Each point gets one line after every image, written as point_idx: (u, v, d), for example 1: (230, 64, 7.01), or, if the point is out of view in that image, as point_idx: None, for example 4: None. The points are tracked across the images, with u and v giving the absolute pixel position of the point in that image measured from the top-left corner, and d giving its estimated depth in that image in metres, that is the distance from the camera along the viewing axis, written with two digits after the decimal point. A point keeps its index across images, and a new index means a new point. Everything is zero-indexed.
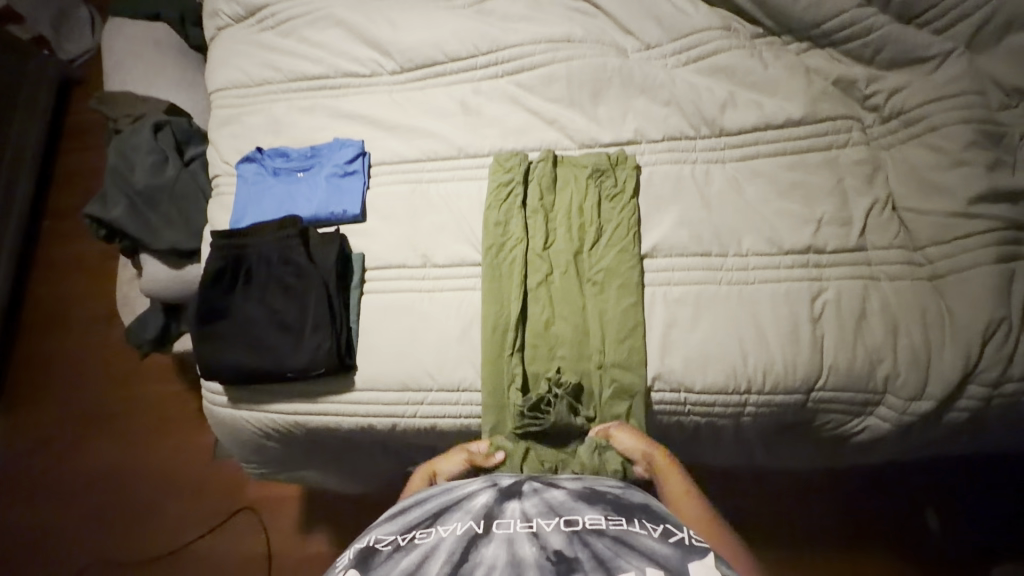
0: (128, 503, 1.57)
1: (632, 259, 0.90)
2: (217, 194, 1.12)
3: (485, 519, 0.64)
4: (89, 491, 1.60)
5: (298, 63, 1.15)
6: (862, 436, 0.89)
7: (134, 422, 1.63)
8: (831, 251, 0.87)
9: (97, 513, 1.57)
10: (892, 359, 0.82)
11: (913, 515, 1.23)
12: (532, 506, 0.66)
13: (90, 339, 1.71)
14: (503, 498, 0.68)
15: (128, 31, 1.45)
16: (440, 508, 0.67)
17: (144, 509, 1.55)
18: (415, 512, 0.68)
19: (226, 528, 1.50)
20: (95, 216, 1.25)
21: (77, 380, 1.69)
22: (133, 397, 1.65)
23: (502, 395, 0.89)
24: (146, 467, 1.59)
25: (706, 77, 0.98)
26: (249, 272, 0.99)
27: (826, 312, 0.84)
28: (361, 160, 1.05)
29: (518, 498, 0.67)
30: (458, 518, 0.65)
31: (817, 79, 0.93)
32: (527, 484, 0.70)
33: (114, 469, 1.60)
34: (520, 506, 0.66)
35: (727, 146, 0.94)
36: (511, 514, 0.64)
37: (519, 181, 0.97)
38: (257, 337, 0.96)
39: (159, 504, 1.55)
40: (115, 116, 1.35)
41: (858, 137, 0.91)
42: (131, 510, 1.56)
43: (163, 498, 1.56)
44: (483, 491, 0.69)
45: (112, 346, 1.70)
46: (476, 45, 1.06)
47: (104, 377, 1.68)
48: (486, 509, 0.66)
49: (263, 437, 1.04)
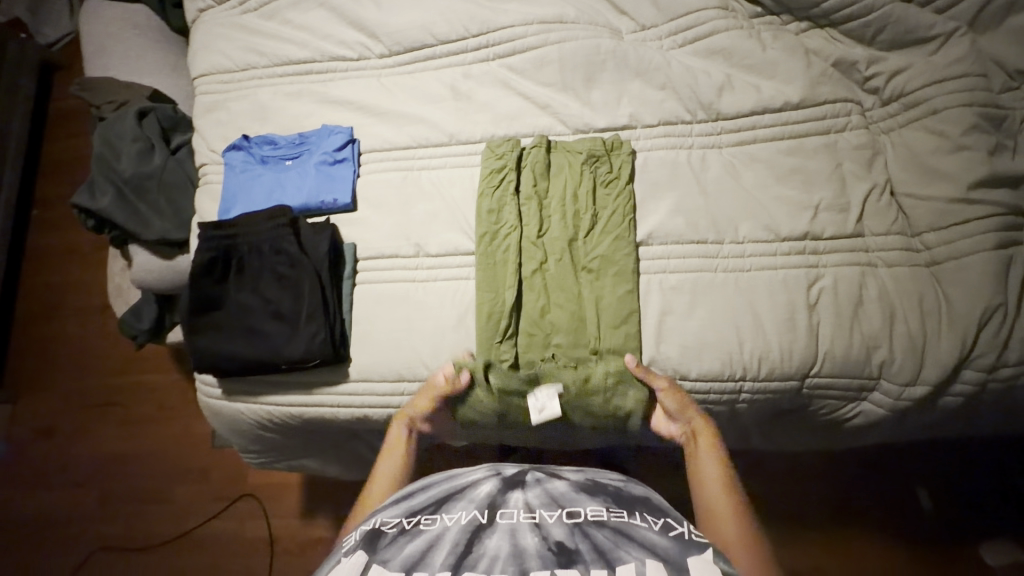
0: (130, 492, 1.57)
1: (628, 247, 0.89)
2: (204, 183, 1.10)
3: (490, 510, 0.64)
4: (90, 483, 1.60)
5: (283, 48, 1.11)
6: (856, 421, 0.89)
7: (130, 414, 1.63)
8: (828, 238, 0.86)
9: (99, 501, 1.58)
10: (887, 345, 0.82)
11: (907, 499, 1.25)
12: (535, 498, 0.65)
13: (84, 331, 1.70)
14: (507, 488, 0.67)
15: (107, 14, 1.41)
16: (445, 495, 0.67)
17: (144, 500, 1.56)
18: (418, 497, 0.68)
19: (227, 515, 1.51)
20: (81, 205, 1.21)
21: (75, 370, 1.68)
22: (131, 387, 1.64)
23: (491, 381, 0.88)
24: (147, 456, 1.59)
25: (702, 59, 0.96)
26: (242, 261, 0.96)
27: (822, 298, 0.84)
28: (351, 148, 1.03)
29: (522, 489, 0.66)
30: (463, 508, 0.64)
31: (816, 61, 0.91)
32: (530, 475, 0.68)
33: (114, 460, 1.60)
34: (525, 497, 0.65)
35: (724, 130, 0.92)
36: (515, 505, 0.64)
37: (511, 168, 0.95)
38: (254, 326, 0.93)
39: (159, 495, 1.56)
40: (97, 103, 1.30)
41: (857, 121, 0.89)
42: (131, 502, 1.56)
43: (163, 491, 1.56)
44: (487, 479, 0.68)
45: (109, 336, 1.69)
46: (466, 27, 1.02)
47: (99, 370, 1.67)
48: (490, 500, 0.65)
49: (260, 428, 1.03)
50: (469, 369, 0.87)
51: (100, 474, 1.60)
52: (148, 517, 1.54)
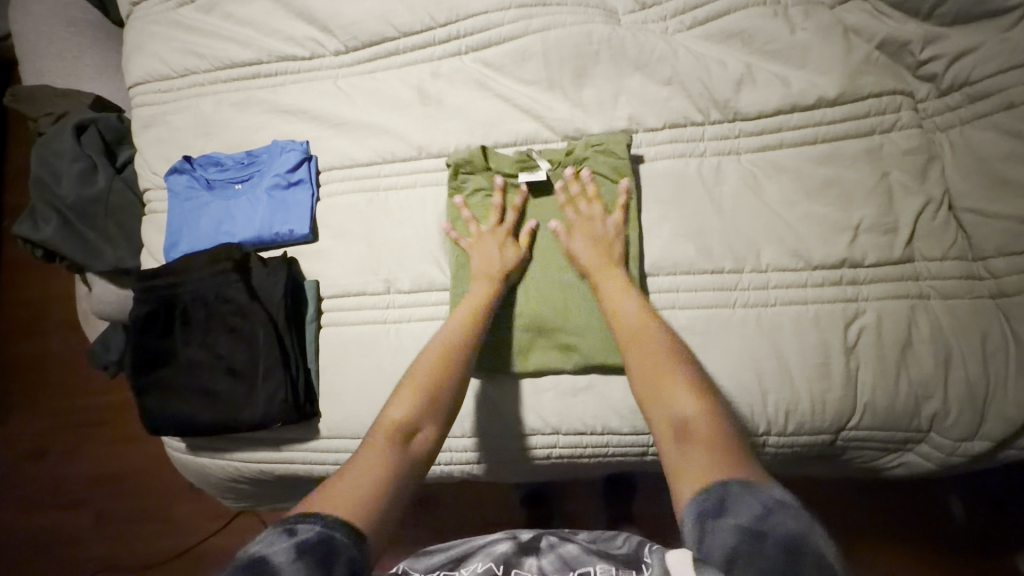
0: (90, 520, 1.35)
1: (634, 213, 0.76)
2: (149, 211, 0.98)
3: (505, 566, 0.50)
4: (32, 522, 1.37)
5: (225, 48, 0.96)
6: (897, 471, 0.76)
7: (79, 439, 1.38)
8: (870, 265, 0.72)
9: (57, 535, 1.35)
10: (941, 395, 0.69)
11: (936, 507, 1.04)
12: (549, 562, 0.50)
13: (17, 354, 1.44)
14: (521, 551, 0.52)
15: (35, 10, 1.23)
16: (462, 555, 0.53)
17: (101, 539, 1.33)
18: (430, 558, 0.53)
19: (193, 559, 1.28)
20: (23, 236, 1.05)
21: (12, 393, 1.43)
22: (75, 410, 1.40)
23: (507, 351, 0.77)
24: (105, 483, 1.36)
25: (716, 45, 0.79)
26: (187, 311, 0.86)
27: (863, 339, 0.70)
28: (307, 167, 0.89)
29: (537, 554, 0.52)
30: (475, 563, 0.50)
31: (857, 45, 0.75)
32: (545, 538, 0.53)
33: (68, 489, 1.37)
34: (540, 563, 0.50)
35: (743, 133, 0.77)
36: (529, 568, 0.50)
37: (482, 174, 0.81)
38: (207, 385, 0.84)
39: (119, 530, 1.33)
40: (35, 116, 1.14)
41: (907, 119, 0.75)
42: (88, 538, 1.34)
43: (123, 522, 1.33)
44: (502, 537, 0.54)
45: (47, 357, 1.43)
46: (431, 15, 0.86)
47: (37, 400, 1.42)
48: (504, 557, 0.51)
49: (230, 481, 0.92)
50: (457, 165, 0.82)
51: (46, 507, 1.37)
52: (106, 552, 1.32)
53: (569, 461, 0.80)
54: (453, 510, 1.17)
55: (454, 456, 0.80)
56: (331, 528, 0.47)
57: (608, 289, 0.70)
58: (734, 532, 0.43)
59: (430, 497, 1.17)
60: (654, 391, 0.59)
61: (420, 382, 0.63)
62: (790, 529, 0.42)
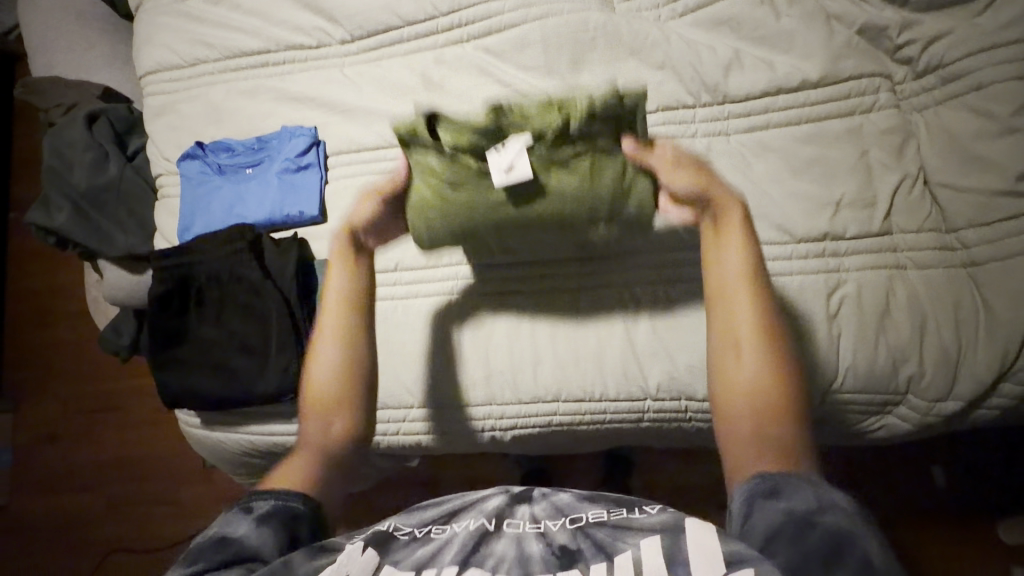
0: (106, 501, 1.38)
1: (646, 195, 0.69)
2: (162, 196, 1.01)
3: (497, 521, 0.49)
4: (50, 505, 1.41)
5: (235, 38, 0.99)
6: (877, 435, 0.80)
7: (91, 426, 1.42)
8: (851, 237, 0.76)
9: (75, 514, 1.39)
10: (917, 359, 0.74)
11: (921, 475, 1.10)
12: (541, 509, 0.50)
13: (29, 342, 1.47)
14: (515, 502, 0.51)
15: (45, 3, 1.26)
16: (454, 508, 0.52)
17: (117, 518, 1.37)
18: (423, 511, 0.52)
19: None
20: (36, 223, 1.07)
21: (26, 378, 1.46)
22: (87, 395, 1.43)
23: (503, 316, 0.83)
24: (119, 465, 1.39)
25: (706, 32, 0.83)
26: (201, 291, 0.90)
27: (844, 306, 0.75)
28: (316, 151, 0.92)
29: (531, 503, 0.51)
30: (466, 520, 0.50)
31: (839, 29, 0.80)
32: (537, 487, 0.52)
33: (83, 471, 1.41)
34: (533, 511, 0.50)
35: (732, 115, 0.81)
36: (522, 517, 0.50)
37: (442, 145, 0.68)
38: (221, 360, 0.88)
39: (134, 511, 1.37)
40: (46, 107, 1.17)
41: (885, 99, 0.79)
42: (104, 519, 1.38)
43: (138, 502, 1.37)
44: (494, 492, 0.52)
45: (60, 343, 1.46)
46: (434, 5, 0.90)
47: (49, 386, 1.45)
48: (497, 513, 0.50)
49: (245, 454, 0.95)
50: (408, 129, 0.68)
51: (63, 489, 1.41)
52: (122, 531, 1.36)
53: (570, 429, 0.84)
54: (460, 487, 1.21)
55: (461, 425, 0.84)
56: (286, 500, 0.56)
57: (725, 250, 0.66)
58: (782, 514, 0.48)
59: (436, 474, 1.22)
60: (727, 359, 0.63)
61: (338, 379, 0.70)
62: (838, 526, 0.46)
